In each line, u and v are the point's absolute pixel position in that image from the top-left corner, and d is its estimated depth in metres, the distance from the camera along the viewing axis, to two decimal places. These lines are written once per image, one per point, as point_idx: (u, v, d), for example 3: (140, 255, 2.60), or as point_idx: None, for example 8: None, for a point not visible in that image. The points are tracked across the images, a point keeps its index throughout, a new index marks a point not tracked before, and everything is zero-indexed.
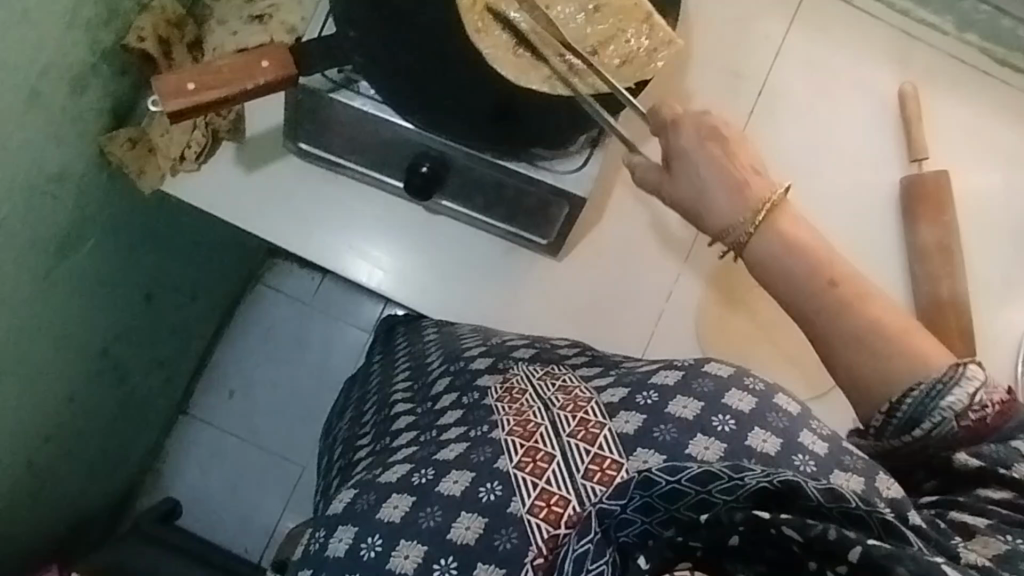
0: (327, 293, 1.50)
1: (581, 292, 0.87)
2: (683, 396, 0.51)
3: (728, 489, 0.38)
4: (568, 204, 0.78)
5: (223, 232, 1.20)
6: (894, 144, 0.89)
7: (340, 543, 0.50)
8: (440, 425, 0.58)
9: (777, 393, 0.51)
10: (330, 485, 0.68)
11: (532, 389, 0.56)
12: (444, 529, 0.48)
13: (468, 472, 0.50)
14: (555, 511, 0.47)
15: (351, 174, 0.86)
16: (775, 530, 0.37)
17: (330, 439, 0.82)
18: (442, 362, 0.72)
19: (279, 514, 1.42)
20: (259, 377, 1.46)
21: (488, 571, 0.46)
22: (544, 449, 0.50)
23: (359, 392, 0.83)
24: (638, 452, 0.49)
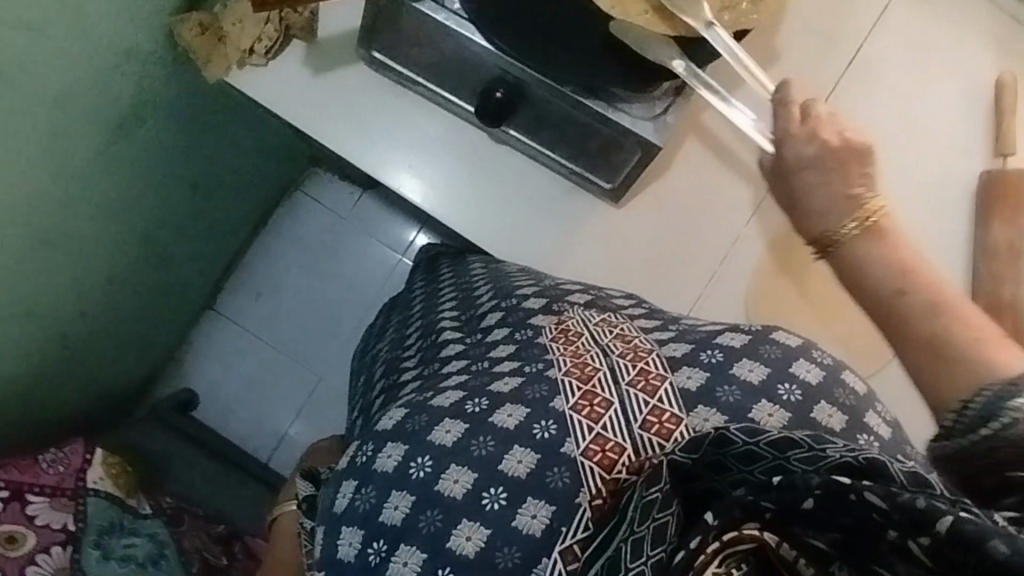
0: (364, 210, 1.48)
1: (635, 243, 0.86)
2: (749, 360, 0.52)
3: (807, 459, 0.37)
4: (640, 151, 0.76)
5: (272, 132, 1.19)
6: (981, 135, 0.85)
7: (389, 460, 0.51)
8: (492, 357, 0.59)
9: (845, 370, 0.53)
10: (371, 402, 0.69)
11: (589, 333, 0.55)
12: (496, 459, 0.48)
13: (522, 407, 0.50)
14: (609, 457, 0.47)
15: (421, 91, 0.83)
16: (854, 497, 0.34)
17: (371, 358, 0.82)
18: (494, 297, 0.71)
19: (291, 421, 1.45)
20: (288, 283, 1.47)
21: (538, 505, 0.47)
22: (601, 395, 0.49)
23: (402, 317, 0.83)
24: (699, 409, 0.50)
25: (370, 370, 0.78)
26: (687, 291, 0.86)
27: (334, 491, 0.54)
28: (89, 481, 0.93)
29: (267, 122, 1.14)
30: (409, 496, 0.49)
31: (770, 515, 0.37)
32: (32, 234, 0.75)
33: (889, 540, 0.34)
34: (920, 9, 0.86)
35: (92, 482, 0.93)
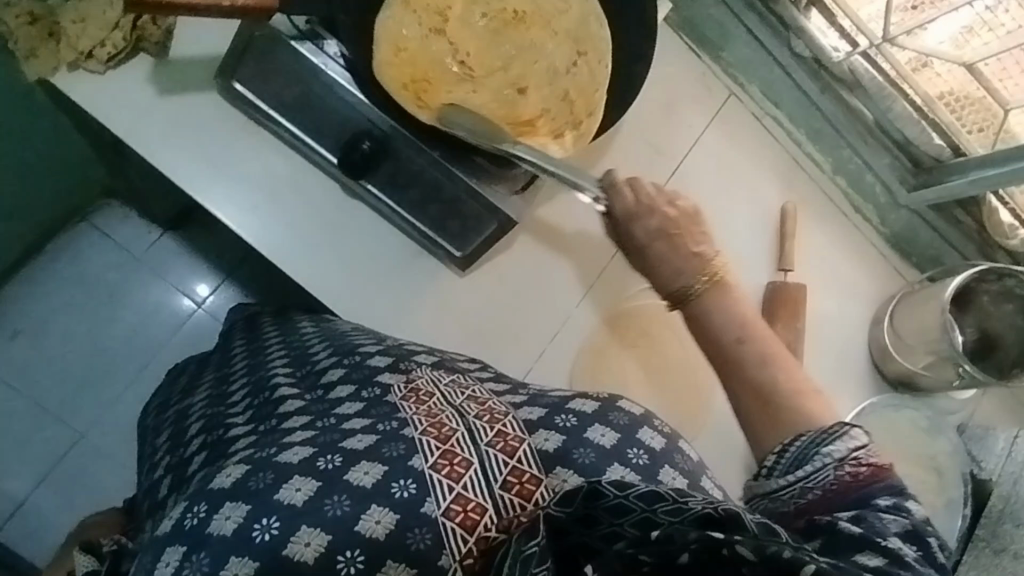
0: (161, 252, 1.34)
1: (477, 312, 0.88)
2: (602, 426, 0.56)
3: (674, 511, 0.41)
4: (496, 222, 0.78)
5: (69, 150, 1.06)
6: (768, 252, 1.01)
7: (228, 522, 0.47)
8: (339, 414, 0.57)
9: (681, 439, 0.60)
10: (188, 459, 0.65)
11: (440, 394, 0.55)
12: (352, 519, 0.47)
13: (379, 465, 0.49)
14: (471, 518, 0.47)
15: (274, 129, 0.78)
16: (727, 550, 0.39)
17: (180, 410, 0.78)
18: (334, 353, 0.71)
19: (32, 488, 1.23)
20: (56, 322, 1.27)
21: (397, 570, 0.46)
22: (461, 454, 0.49)
23: (219, 373, 0.81)
24: (558, 470, 0.52)
25: (181, 425, 0.74)
26: (516, 365, 0.89)
27: (154, 557, 0.49)
28: None
29: (62, 139, 1.02)
30: (251, 561, 0.45)
31: (647, 569, 0.39)
32: None
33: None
34: (727, 140, 1.02)
35: None
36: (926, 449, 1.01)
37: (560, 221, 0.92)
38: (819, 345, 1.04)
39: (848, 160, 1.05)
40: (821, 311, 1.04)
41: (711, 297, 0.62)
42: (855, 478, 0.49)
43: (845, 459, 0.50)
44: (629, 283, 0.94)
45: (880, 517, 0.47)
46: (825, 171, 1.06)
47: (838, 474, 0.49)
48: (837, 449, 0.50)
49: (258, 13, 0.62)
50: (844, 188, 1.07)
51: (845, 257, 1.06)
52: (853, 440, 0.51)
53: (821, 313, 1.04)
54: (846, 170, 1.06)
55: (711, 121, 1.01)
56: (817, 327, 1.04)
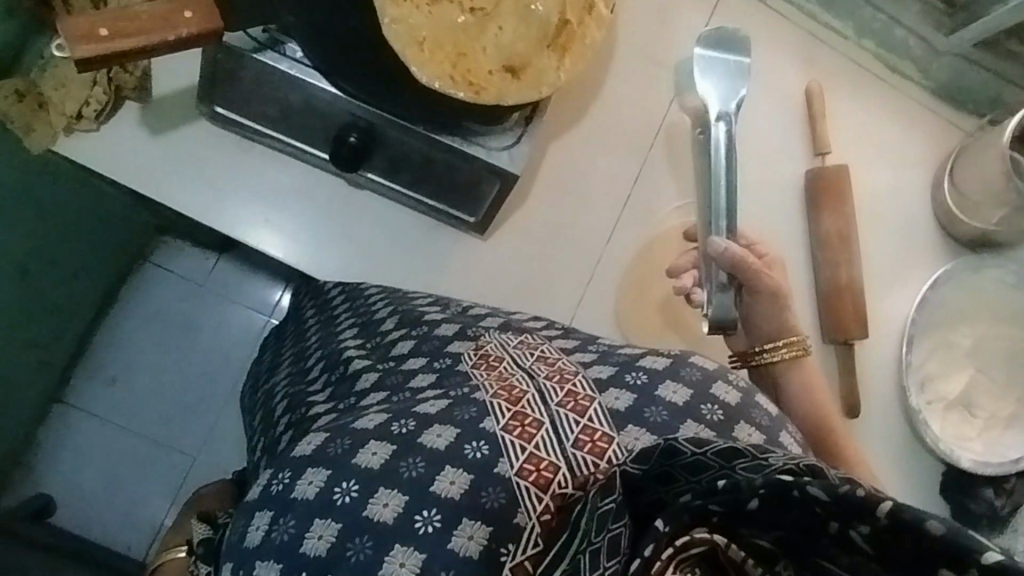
0: (222, 274, 1.40)
1: (506, 269, 0.87)
2: (672, 382, 0.53)
3: (752, 468, 0.40)
4: (499, 181, 0.77)
5: (109, 203, 1.11)
6: (801, 139, 0.96)
7: (310, 486, 0.48)
8: (413, 387, 0.57)
9: (758, 394, 0.56)
10: (276, 439, 0.64)
11: (509, 357, 0.55)
12: (427, 480, 0.47)
13: (452, 428, 0.49)
14: (545, 476, 0.46)
15: (270, 143, 0.81)
16: (799, 492, 0.38)
17: (267, 392, 0.76)
18: (400, 322, 0.69)
19: (166, 510, 1.32)
20: (146, 361, 1.35)
21: (474, 526, 0.45)
22: (532, 415, 0.48)
23: (296, 348, 0.77)
24: (629, 428, 0.49)
25: (269, 405, 0.73)
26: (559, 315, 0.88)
27: (245, 522, 0.50)
28: None
29: (94, 193, 1.06)
30: (334, 524, 0.46)
31: (717, 519, 0.41)
32: None
33: (830, 533, 0.38)
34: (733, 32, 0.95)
35: None
36: (1018, 303, 0.95)
37: (570, 158, 0.90)
38: (878, 223, 0.97)
39: (872, 19, 0.97)
40: (869, 185, 0.97)
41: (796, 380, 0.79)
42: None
43: None
44: (658, 205, 0.91)
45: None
46: (848, 38, 0.98)
47: None
48: None
49: (209, 39, 0.62)
50: (874, 50, 0.98)
51: (891, 123, 0.99)
52: None
53: (874, 187, 0.97)
54: (873, 30, 0.97)
55: (712, 15, 0.94)
56: (870, 204, 0.97)
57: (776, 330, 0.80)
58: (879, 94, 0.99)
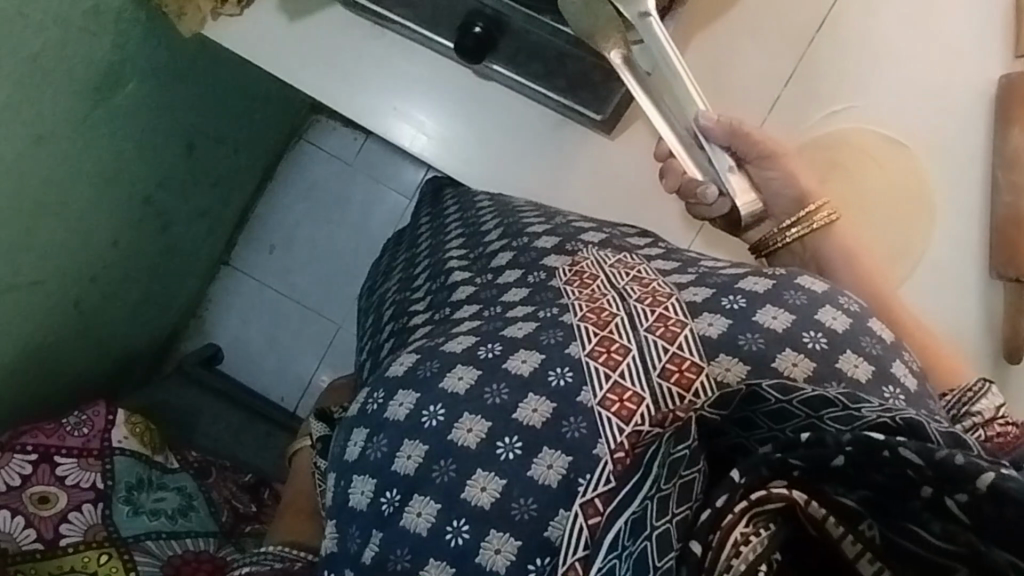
0: (369, 155, 1.45)
1: (632, 172, 0.82)
2: (773, 306, 0.49)
3: (843, 419, 0.36)
4: (627, 79, 0.73)
5: (265, 82, 1.17)
6: (1000, 36, 0.81)
7: (401, 408, 0.48)
8: (504, 302, 0.56)
9: (871, 318, 0.50)
10: (381, 345, 0.68)
11: (605, 276, 0.50)
12: (510, 407, 0.46)
13: (537, 352, 0.47)
14: (627, 407, 0.44)
15: (398, 30, 0.80)
16: (889, 454, 0.34)
17: (380, 295, 0.79)
18: (505, 234, 0.68)
19: (313, 369, 1.45)
20: (299, 233, 1.46)
21: (554, 456, 0.44)
22: (619, 341, 0.45)
23: (410, 253, 0.80)
24: (720, 358, 0.47)
25: (381, 310, 0.75)
26: (676, 234, 0.83)
27: (344, 438, 0.51)
28: (115, 442, 0.96)
29: (252, 72, 1.10)
30: (422, 445, 0.46)
31: (797, 473, 0.35)
32: (21, 201, 0.75)
33: (923, 497, 0.34)
34: None
35: (117, 442, 0.96)
36: None
37: (714, 57, 0.81)
38: None
39: None
40: None
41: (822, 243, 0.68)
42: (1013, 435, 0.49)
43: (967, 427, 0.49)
44: (808, 110, 0.82)
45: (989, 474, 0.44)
46: None
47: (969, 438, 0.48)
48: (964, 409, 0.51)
49: None
50: None
51: None
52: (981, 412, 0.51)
53: None
54: None
55: None
56: None
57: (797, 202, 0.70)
58: None
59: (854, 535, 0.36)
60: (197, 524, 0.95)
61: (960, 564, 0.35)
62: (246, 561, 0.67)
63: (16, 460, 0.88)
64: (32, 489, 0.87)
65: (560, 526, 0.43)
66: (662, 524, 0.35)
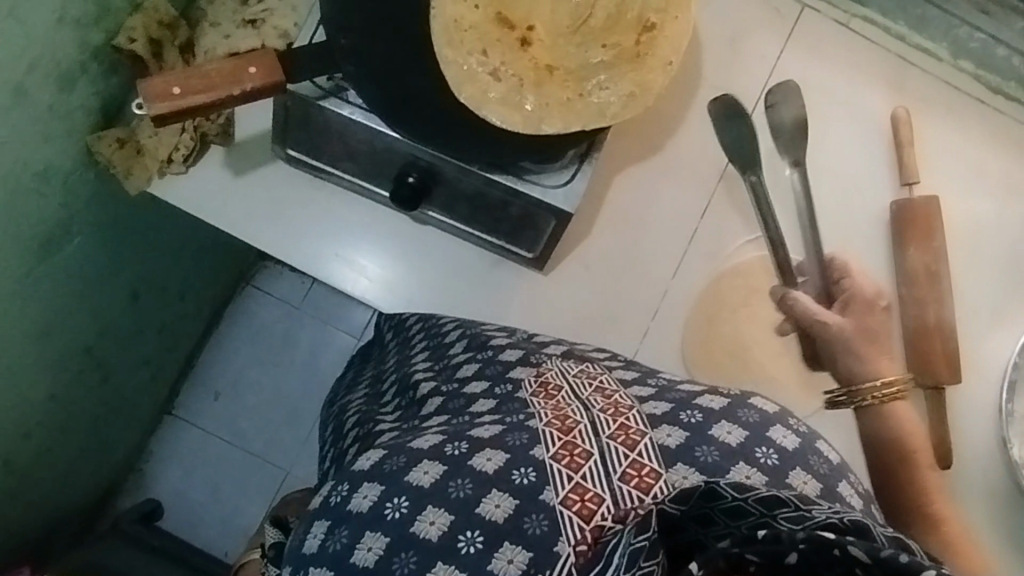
0: (317, 297, 1.47)
1: (571, 303, 0.86)
2: (728, 422, 0.52)
3: (795, 518, 0.38)
4: (555, 219, 0.78)
5: (209, 233, 1.20)
6: (886, 169, 0.90)
7: (364, 500, 0.50)
8: (473, 412, 0.60)
9: (818, 440, 0.54)
10: (343, 451, 0.70)
11: (569, 387, 0.55)
12: (473, 501, 0.48)
13: (502, 452, 0.50)
14: (588, 507, 0.46)
15: (338, 181, 0.85)
16: (839, 551, 0.36)
17: (341, 407, 0.81)
18: (467, 348, 0.72)
19: (260, 518, 1.40)
20: (247, 379, 1.44)
21: (514, 550, 0.46)
22: (581, 446, 0.48)
23: (376, 370, 0.82)
24: (678, 466, 0.49)
25: (340, 426, 0.76)
26: (624, 346, 0.86)
27: (304, 529, 0.53)
28: None
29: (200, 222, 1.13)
30: (382, 537, 0.49)
31: (754, 567, 0.37)
32: None
33: None
34: (813, 58, 0.91)
35: None
36: None
37: (637, 196, 0.88)
38: (977, 261, 0.89)
39: (968, 38, 0.92)
40: (958, 222, 0.90)
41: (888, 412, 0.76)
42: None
43: None
44: (730, 237, 0.88)
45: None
46: (943, 59, 0.92)
47: None
48: None
49: (271, 92, 0.67)
50: (973, 70, 0.91)
51: (994, 150, 0.91)
52: None
53: (974, 220, 0.90)
54: (969, 50, 0.92)
55: (786, 44, 0.91)
56: (967, 239, 0.89)
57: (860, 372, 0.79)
58: (976, 121, 0.91)
59: None
60: None
61: None
62: None
63: None
64: None
65: None
66: None
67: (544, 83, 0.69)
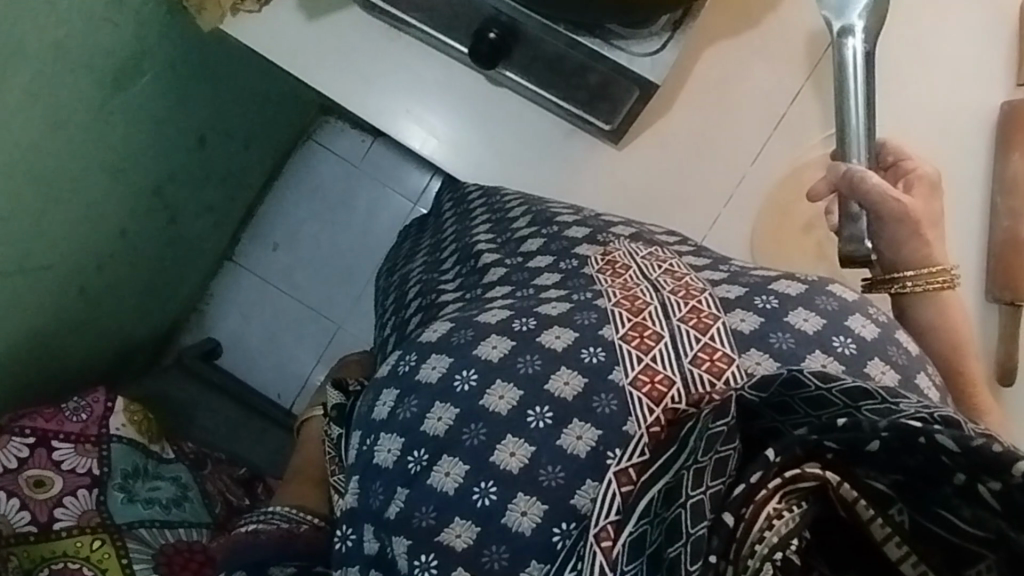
0: (376, 157, 1.46)
1: (646, 180, 0.84)
2: (804, 310, 0.51)
3: (880, 411, 0.36)
4: (638, 90, 0.74)
5: (276, 82, 1.18)
6: (1005, 64, 0.83)
7: (433, 371, 0.50)
8: (537, 285, 0.59)
9: (899, 330, 0.53)
10: (406, 319, 0.72)
11: (637, 267, 0.54)
12: (543, 377, 0.48)
13: (570, 331, 0.50)
14: (658, 389, 0.46)
15: (415, 34, 0.82)
16: (924, 439, 0.34)
17: (402, 276, 0.83)
18: (532, 222, 0.72)
19: (312, 367, 1.46)
20: (305, 233, 1.47)
21: (584, 428, 0.47)
22: (652, 327, 0.48)
23: (433, 240, 0.83)
24: (751, 352, 0.49)
25: (401, 293, 0.79)
26: (692, 230, 0.84)
27: (373, 397, 0.53)
28: (112, 429, 0.97)
29: (267, 69, 1.12)
30: (452, 408, 0.48)
31: (831, 455, 0.37)
32: (36, 185, 0.76)
33: (956, 483, 0.34)
34: None
35: (114, 429, 0.97)
36: None
37: (724, 74, 0.83)
38: None
39: None
40: None
41: (931, 301, 0.72)
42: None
43: None
44: (814, 130, 0.83)
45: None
46: None
47: None
48: None
49: None
50: None
51: None
52: None
53: None
54: None
55: None
56: None
57: (915, 260, 0.72)
58: None
59: (884, 519, 0.38)
60: (191, 514, 0.95)
61: (988, 550, 0.35)
62: (251, 519, 0.65)
63: (14, 443, 0.89)
64: (29, 472, 0.89)
65: (587, 495, 0.45)
66: (697, 494, 0.37)
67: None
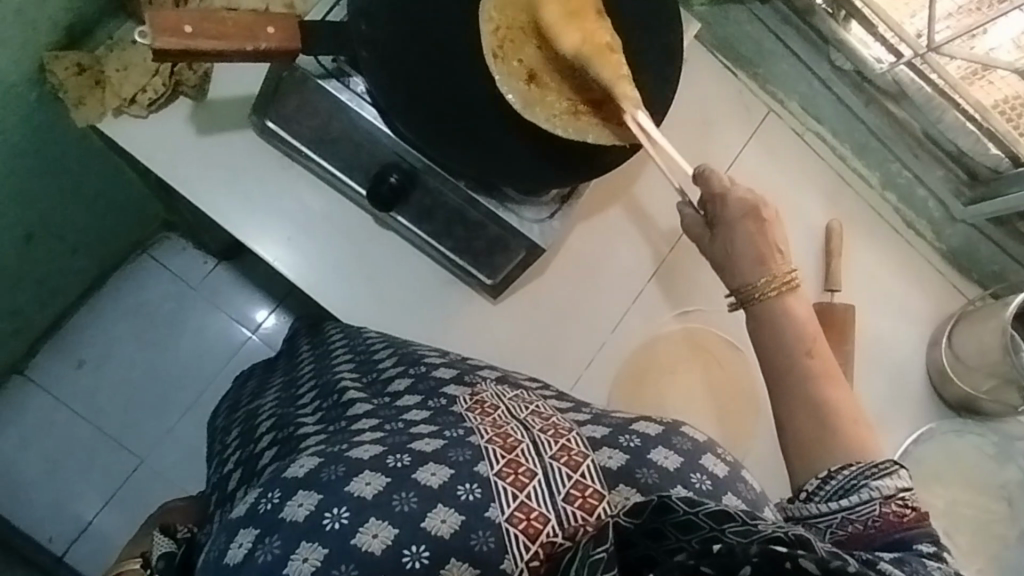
0: (216, 282, 1.35)
1: (516, 335, 0.87)
2: (664, 448, 0.54)
3: (742, 532, 0.39)
4: (523, 254, 0.80)
5: (129, 190, 1.11)
6: (815, 271, 0.99)
7: (300, 508, 0.46)
8: (407, 420, 0.57)
9: (744, 470, 0.57)
10: (257, 453, 0.65)
11: (505, 407, 0.55)
12: (418, 516, 0.46)
13: (446, 467, 0.48)
14: (534, 526, 0.45)
15: (308, 165, 0.82)
16: (791, 564, 0.36)
17: (249, 410, 0.77)
18: (399, 361, 0.71)
19: (96, 509, 1.26)
20: (119, 353, 1.30)
21: (461, 568, 0.45)
22: (526, 464, 0.47)
23: (287, 377, 0.79)
24: (620, 488, 0.50)
25: (251, 422, 0.73)
26: (559, 380, 0.88)
27: (228, 538, 0.49)
28: None
29: (123, 174, 1.05)
30: (321, 548, 0.45)
31: None
32: None
33: None
34: (765, 157, 1.00)
35: None
36: (992, 478, 0.97)
37: (588, 249, 0.90)
38: (873, 366, 1.00)
39: (897, 173, 1.03)
40: (872, 331, 1.00)
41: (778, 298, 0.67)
42: (899, 518, 0.55)
43: (891, 496, 0.56)
44: (663, 311, 0.91)
45: (921, 561, 0.52)
46: (873, 185, 1.03)
47: (883, 510, 0.55)
48: (885, 485, 0.56)
49: (282, 57, 0.64)
50: (894, 203, 1.03)
51: (898, 276, 1.02)
52: (899, 479, 0.57)
53: (878, 336, 1.00)
54: (896, 184, 1.03)
55: (748, 141, 1.00)
56: (869, 351, 1.00)
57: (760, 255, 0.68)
58: (891, 248, 1.03)
59: None
60: None
61: None
62: None
63: None
64: None
65: None
66: None
67: (494, 61, 0.67)
